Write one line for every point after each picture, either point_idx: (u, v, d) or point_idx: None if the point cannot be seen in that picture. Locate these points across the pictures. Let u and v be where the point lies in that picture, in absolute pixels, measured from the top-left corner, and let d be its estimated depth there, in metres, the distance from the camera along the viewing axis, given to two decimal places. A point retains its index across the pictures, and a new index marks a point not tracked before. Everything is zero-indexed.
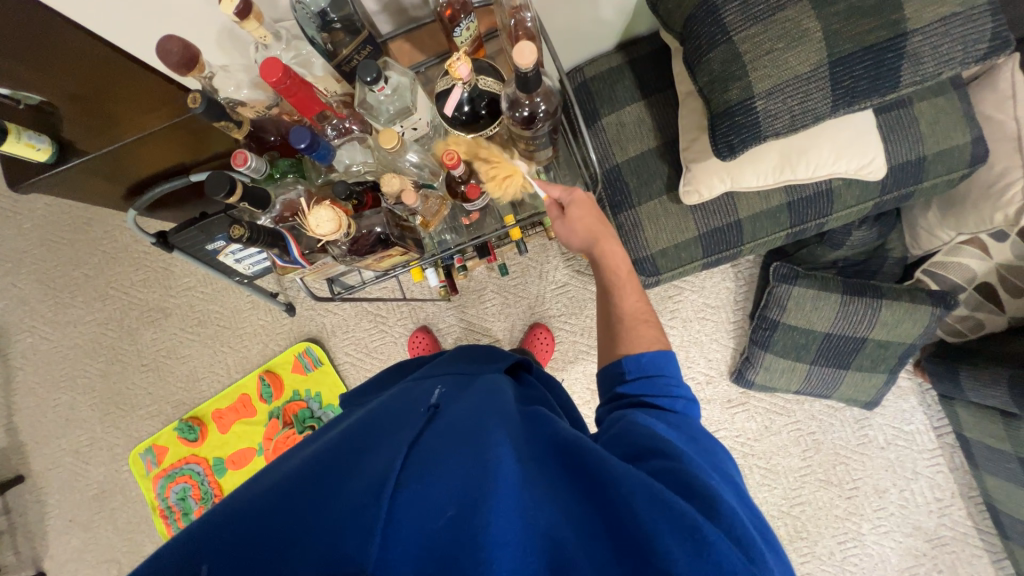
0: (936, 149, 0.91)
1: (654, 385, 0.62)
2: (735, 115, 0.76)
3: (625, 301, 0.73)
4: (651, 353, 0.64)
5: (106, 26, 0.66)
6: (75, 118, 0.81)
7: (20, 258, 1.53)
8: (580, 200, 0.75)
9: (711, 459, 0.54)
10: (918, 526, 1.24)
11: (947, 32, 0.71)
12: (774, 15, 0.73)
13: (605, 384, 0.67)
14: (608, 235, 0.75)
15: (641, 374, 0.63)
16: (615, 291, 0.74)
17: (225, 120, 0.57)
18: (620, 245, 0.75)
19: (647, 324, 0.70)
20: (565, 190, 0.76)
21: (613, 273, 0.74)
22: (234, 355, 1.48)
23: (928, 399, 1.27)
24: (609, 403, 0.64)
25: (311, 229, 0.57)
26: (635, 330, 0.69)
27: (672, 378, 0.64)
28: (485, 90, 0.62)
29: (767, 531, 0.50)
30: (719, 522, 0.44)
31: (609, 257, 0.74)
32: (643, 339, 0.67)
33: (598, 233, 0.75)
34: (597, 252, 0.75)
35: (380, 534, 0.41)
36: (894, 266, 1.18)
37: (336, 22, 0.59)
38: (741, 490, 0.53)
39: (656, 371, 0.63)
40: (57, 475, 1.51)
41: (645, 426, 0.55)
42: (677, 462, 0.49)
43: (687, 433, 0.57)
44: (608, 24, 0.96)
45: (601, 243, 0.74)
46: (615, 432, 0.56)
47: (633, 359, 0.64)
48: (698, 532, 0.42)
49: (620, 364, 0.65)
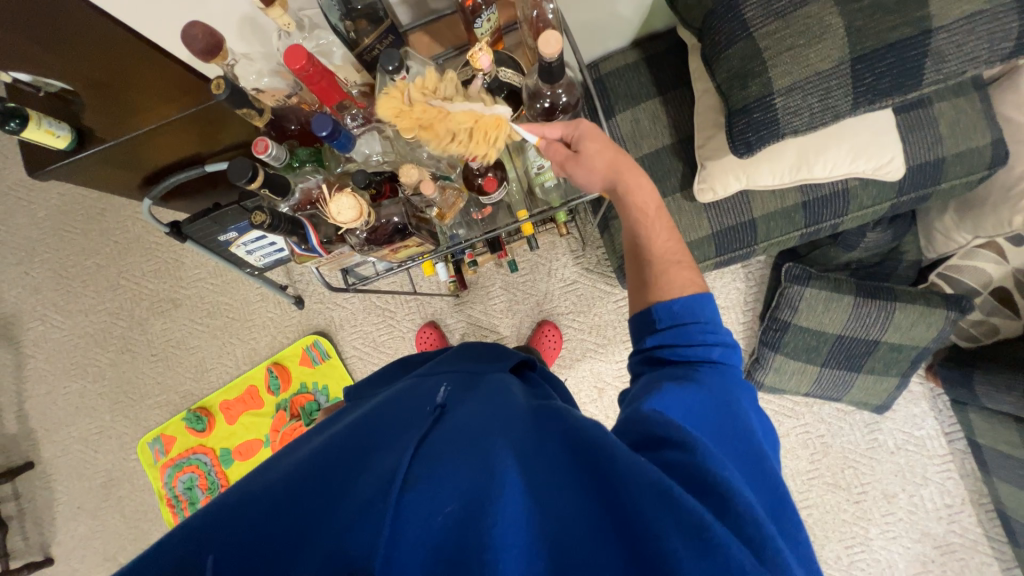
0: (955, 150, 0.90)
1: (687, 335, 0.58)
2: (754, 112, 0.76)
3: (659, 242, 0.67)
4: (683, 299, 0.60)
5: (132, 12, 0.67)
6: (99, 107, 0.83)
7: (33, 248, 1.55)
8: (590, 133, 0.66)
9: (733, 445, 0.50)
10: (927, 532, 1.23)
11: (974, 30, 0.70)
12: (796, 11, 0.72)
13: (636, 335, 0.63)
14: (631, 168, 0.67)
15: (673, 324, 0.59)
16: (643, 229, 0.68)
17: (248, 107, 0.58)
18: (647, 179, 0.68)
19: (681, 266, 0.65)
20: (567, 125, 0.66)
21: (640, 209, 0.68)
22: (242, 347, 1.49)
23: (939, 403, 1.25)
24: (641, 356, 0.61)
25: (331, 216, 0.58)
26: (668, 272, 0.64)
27: (706, 326, 0.59)
28: (505, 81, 0.66)
29: (788, 525, 0.47)
30: (728, 521, 0.41)
31: (635, 193, 0.68)
32: (677, 284, 0.63)
33: (622, 168, 0.67)
34: (623, 191, 0.68)
35: (388, 532, 0.40)
36: (908, 269, 1.17)
37: (359, 11, 0.61)
38: (771, 478, 0.50)
39: (689, 318, 0.59)
40: (66, 462, 1.52)
41: (665, 402, 0.51)
42: (694, 452, 0.45)
43: (720, 396, 0.53)
44: (624, 19, 0.95)
45: (623, 178, 0.67)
46: (628, 414, 0.52)
47: (664, 307, 0.60)
48: (705, 531, 0.39)
49: (651, 313, 0.61)
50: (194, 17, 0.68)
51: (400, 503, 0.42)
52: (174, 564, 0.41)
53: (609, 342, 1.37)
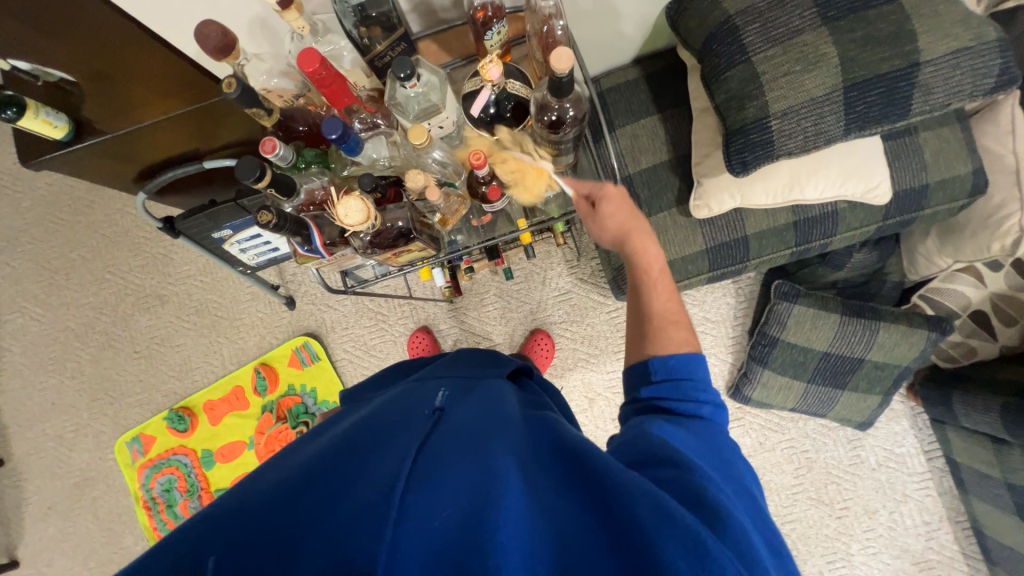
0: (938, 177, 0.93)
1: (680, 389, 0.59)
2: (750, 134, 0.78)
3: (657, 301, 0.69)
4: (679, 355, 0.61)
5: (141, 8, 0.66)
6: (97, 98, 0.82)
7: (16, 237, 1.51)
8: (612, 195, 0.72)
9: (723, 467, 0.51)
10: (906, 548, 1.25)
11: (958, 65, 0.74)
12: (792, 39, 0.75)
13: (629, 385, 0.64)
14: (641, 229, 0.72)
15: (667, 377, 0.60)
16: (645, 287, 0.71)
17: (258, 107, 0.58)
18: (654, 240, 0.71)
19: (679, 326, 0.66)
20: (594, 184, 0.73)
21: (643, 270, 0.71)
22: (230, 346, 1.46)
23: (919, 422, 1.29)
24: (633, 407, 0.62)
25: (339, 218, 0.59)
26: (666, 331, 0.66)
27: (699, 382, 0.60)
28: (512, 93, 0.68)
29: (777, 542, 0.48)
30: (722, 534, 0.42)
31: (642, 254, 0.72)
32: (673, 341, 0.64)
33: (632, 228, 0.72)
34: (629, 248, 0.72)
35: (390, 536, 0.40)
36: (892, 290, 1.20)
37: (373, 18, 0.62)
38: (758, 503, 0.51)
39: (683, 373, 0.60)
40: (39, 460, 1.47)
41: (658, 437, 0.52)
42: (687, 472, 0.47)
43: (708, 444, 0.54)
44: (627, 38, 0.98)
45: (633, 238, 0.72)
46: (624, 441, 0.53)
47: (659, 360, 0.61)
48: (700, 544, 0.39)
49: (646, 365, 0.62)
50: (205, 15, 0.68)
51: (401, 507, 0.42)
52: (171, 566, 0.41)
53: (601, 352, 1.38)
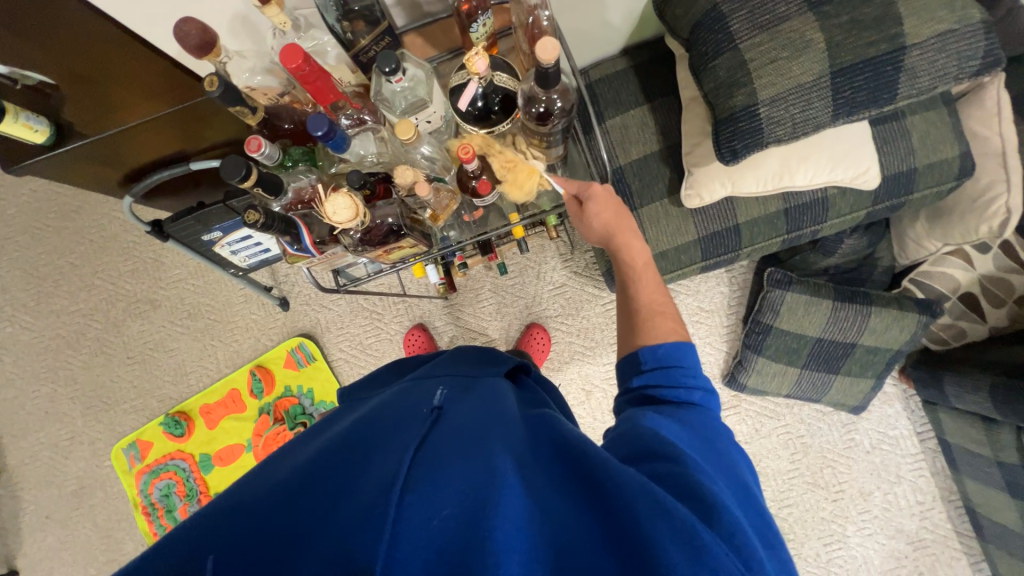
0: (926, 161, 0.94)
1: (671, 377, 0.60)
2: (739, 121, 0.78)
3: (645, 294, 0.71)
4: (667, 344, 0.62)
5: (119, 7, 0.65)
6: (76, 100, 0.81)
7: (2, 245, 1.49)
8: (599, 195, 0.73)
9: (717, 461, 0.52)
10: (901, 528, 1.27)
11: (944, 48, 0.74)
12: (779, 25, 0.75)
13: (622, 375, 0.65)
14: (627, 229, 0.74)
15: (658, 365, 0.61)
16: (633, 283, 0.73)
17: (240, 105, 0.57)
18: (640, 238, 0.74)
19: (665, 316, 0.67)
20: (581, 184, 0.74)
21: (631, 268, 0.74)
22: (224, 349, 1.45)
23: (912, 404, 1.30)
24: (627, 396, 0.62)
25: (327, 216, 0.58)
26: (653, 321, 0.67)
27: (689, 370, 0.61)
28: (500, 86, 0.67)
29: (770, 537, 0.48)
30: (717, 528, 0.42)
31: (629, 251, 0.74)
32: (661, 331, 0.65)
33: (619, 226, 0.74)
34: (615, 246, 0.74)
35: (389, 536, 0.39)
36: (882, 275, 1.22)
37: (356, 12, 0.61)
38: (752, 497, 0.51)
39: (673, 362, 0.61)
40: (35, 470, 1.46)
41: (650, 428, 0.52)
42: (682, 464, 0.47)
43: (700, 433, 0.54)
44: (615, 28, 0.97)
45: (620, 237, 0.74)
46: (619, 432, 0.54)
47: (649, 350, 0.62)
48: (696, 538, 0.40)
49: (636, 355, 0.63)
50: (184, 13, 0.67)
51: (401, 506, 0.42)
52: (171, 568, 0.41)
53: (597, 345, 1.38)
